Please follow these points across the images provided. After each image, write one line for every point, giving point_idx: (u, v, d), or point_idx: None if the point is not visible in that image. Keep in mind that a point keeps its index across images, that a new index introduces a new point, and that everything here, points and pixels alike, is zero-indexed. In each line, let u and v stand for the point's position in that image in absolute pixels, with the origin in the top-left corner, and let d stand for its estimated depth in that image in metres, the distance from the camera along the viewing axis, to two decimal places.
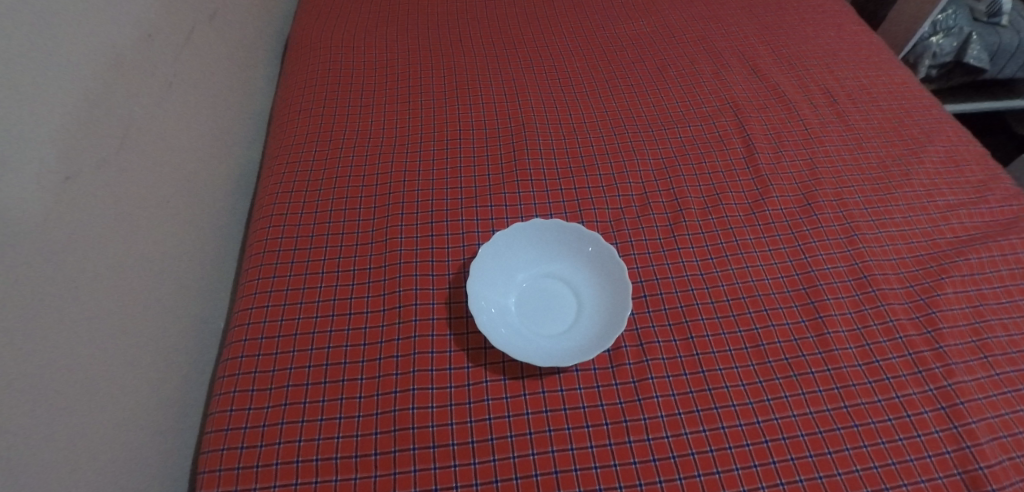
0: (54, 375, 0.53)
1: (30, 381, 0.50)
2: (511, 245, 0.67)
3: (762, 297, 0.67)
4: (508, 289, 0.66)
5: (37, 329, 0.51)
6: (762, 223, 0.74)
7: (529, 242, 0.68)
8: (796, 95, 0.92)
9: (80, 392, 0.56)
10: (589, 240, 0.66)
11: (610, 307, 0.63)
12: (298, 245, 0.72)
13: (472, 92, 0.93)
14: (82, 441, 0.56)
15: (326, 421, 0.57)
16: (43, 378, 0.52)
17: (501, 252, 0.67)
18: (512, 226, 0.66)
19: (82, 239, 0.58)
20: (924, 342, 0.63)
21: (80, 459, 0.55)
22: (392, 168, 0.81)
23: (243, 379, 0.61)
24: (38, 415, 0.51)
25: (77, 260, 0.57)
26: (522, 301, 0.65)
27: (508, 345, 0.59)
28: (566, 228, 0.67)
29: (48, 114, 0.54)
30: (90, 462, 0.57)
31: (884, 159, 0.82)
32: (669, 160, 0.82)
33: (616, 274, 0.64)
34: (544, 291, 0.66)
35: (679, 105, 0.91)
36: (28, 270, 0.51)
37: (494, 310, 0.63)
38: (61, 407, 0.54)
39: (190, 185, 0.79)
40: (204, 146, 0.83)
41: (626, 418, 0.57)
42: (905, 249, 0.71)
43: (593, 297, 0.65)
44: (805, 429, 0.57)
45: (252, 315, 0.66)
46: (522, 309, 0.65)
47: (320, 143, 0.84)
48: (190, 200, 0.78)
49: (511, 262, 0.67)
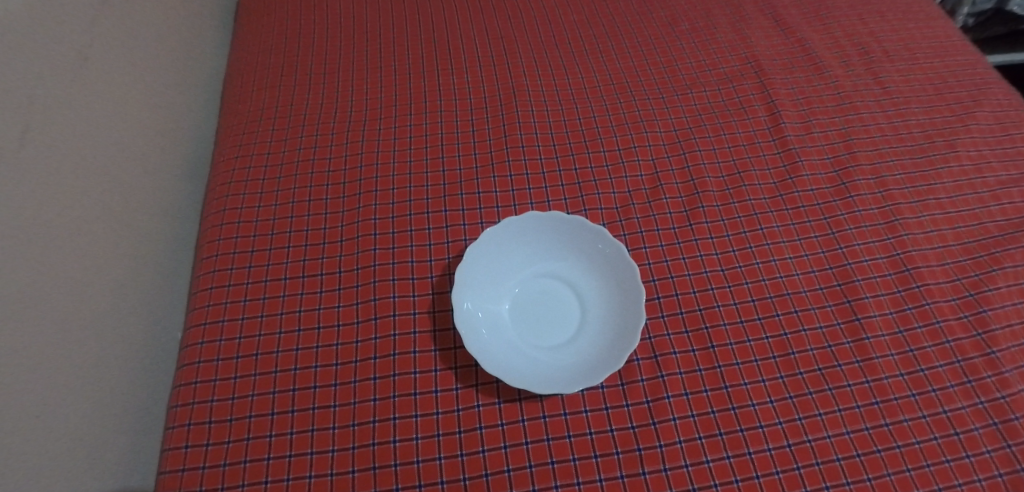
0: None
1: None
2: (504, 245, 0.58)
3: (792, 296, 0.58)
4: (502, 297, 0.57)
5: None
6: (790, 208, 0.64)
7: (525, 240, 0.59)
8: (826, 52, 0.81)
9: None
10: (594, 236, 0.57)
11: (620, 317, 0.54)
12: (257, 246, 0.62)
13: (454, 55, 0.81)
14: None
15: (295, 457, 0.50)
16: None
17: (493, 254, 0.58)
18: (504, 223, 0.57)
19: None
20: (974, 347, 0.55)
21: None
22: (364, 149, 0.70)
23: (198, 409, 0.52)
24: None
25: None
26: (518, 311, 0.57)
27: (502, 367, 0.51)
28: (568, 223, 0.58)
29: None
30: None
31: (926, 128, 0.72)
32: (683, 133, 0.72)
33: (627, 277, 0.55)
34: (543, 298, 0.58)
35: (694, 65, 0.80)
36: None
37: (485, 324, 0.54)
38: None
39: (103, 174, 0.68)
40: (117, 127, 0.71)
41: (640, 445, 0.50)
42: (951, 235, 0.63)
43: (601, 304, 0.57)
44: (841, 452, 0.50)
45: (206, 334, 0.56)
46: (518, 321, 0.56)
47: (280, 120, 0.73)
48: (106, 192, 0.68)
49: (505, 266, 0.58)
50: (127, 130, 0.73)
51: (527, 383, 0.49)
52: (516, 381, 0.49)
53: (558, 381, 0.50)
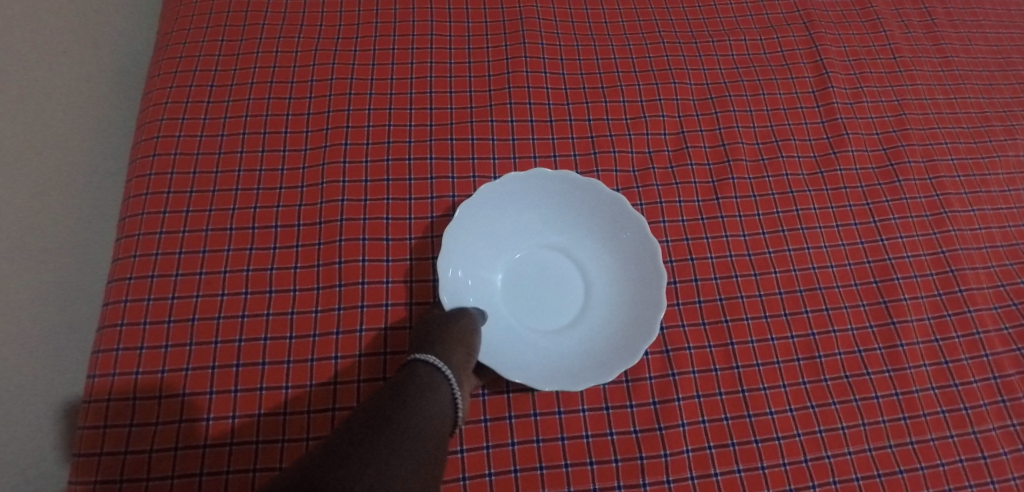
0: None
1: None
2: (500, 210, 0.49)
3: (824, 291, 0.52)
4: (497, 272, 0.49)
5: None
6: (831, 188, 0.56)
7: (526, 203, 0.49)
8: (883, 6, 0.70)
9: None
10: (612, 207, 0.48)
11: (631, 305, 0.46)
12: (197, 184, 0.51)
13: None
14: None
15: (237, 447, 0.41)
16: None
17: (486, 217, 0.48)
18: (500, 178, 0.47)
19: None
20: (1012, 362, 0.50)
21: None
22: (336, 72, 0.58)
23: (120, 383, 0.42)
24: None
25: None
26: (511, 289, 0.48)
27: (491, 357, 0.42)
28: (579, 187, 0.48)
29: None
30: None
31: (985, 108, 0.63)
32: (715, 87, 0.61)
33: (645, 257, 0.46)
34: (543, 275, 0.49)
35: (733, 7, 0.68)
36: None
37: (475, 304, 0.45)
38: None
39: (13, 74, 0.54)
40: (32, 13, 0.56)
41: (642, 453, 0.43)
42: (1000, 235, 0.56)
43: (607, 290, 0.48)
44: (861, 471, 0.45)
45: (131, 290, 0.45)
46: (512, 301, 0.48)
47: (232, 26, 0.59)
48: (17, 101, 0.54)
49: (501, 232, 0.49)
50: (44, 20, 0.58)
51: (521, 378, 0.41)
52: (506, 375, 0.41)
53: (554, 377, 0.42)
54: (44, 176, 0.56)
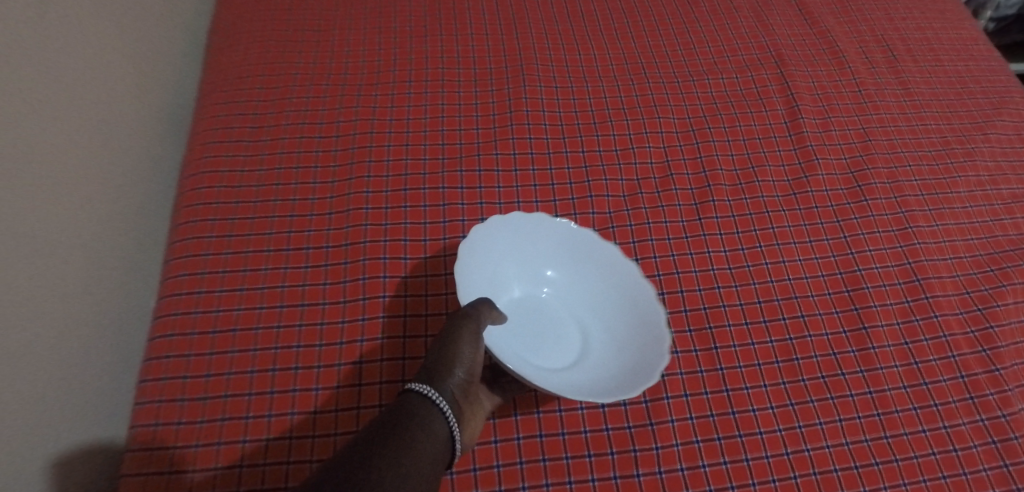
0: None
1: None
2: (511, 243, 0.54)
3: (800, 300, 0.57)
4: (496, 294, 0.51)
5: None
6: (803, 207, 0.62)
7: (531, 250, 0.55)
8: (849, 46, 0.77)
9: None
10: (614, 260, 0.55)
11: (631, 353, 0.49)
12: (239, 211, 0.56)
13: (459, 20, 0.76)
14: None
15: (275, 442, 0.42)
16: None
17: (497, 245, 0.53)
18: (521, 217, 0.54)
19: None
20: (979, 363, 0.54)
21: None
22: (360, 114, 0.65)
23: (169, 386, 0.44)
24: None
25: None
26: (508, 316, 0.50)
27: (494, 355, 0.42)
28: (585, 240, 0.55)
29: None
30: None
31: (945, 133, 0.70)
32: (697, 121, 0.68)
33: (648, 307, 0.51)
34: (543, 319, 0.52)
35: (711, 51, 0.76)
36: None
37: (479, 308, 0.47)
38: None
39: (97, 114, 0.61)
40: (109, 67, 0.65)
41: (635, 446, 0.48)
42: (964, 247, 0.61)
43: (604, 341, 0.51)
44: (840, 462, 0.48)
45: (181, 304, 0.49)
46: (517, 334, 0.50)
47: (269, 77, 0.68)
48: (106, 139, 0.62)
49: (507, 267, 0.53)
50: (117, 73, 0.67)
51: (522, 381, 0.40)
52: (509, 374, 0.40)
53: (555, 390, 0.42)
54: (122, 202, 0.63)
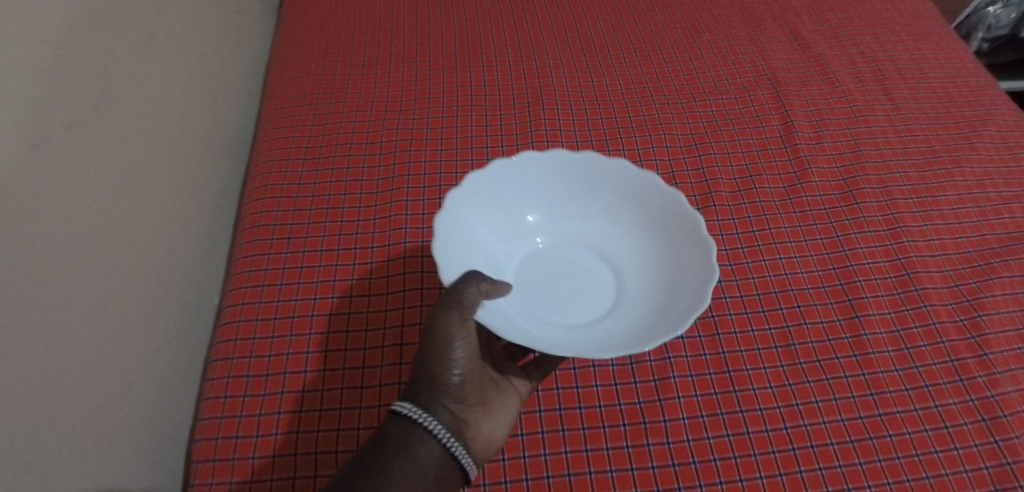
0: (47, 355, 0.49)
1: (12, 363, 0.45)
2: (494, 206, 0.59)
3: (795, 292, 0.63)
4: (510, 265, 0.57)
5: (25, 304, 0.47)
6: (798, 211, 0.69)
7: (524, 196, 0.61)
8: (839, 67, 0.85)
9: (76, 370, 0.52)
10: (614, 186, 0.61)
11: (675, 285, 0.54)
12: (296, 219, 0.66)
13: (484, 53, 0.86)
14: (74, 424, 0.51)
15: (326, 411, 0.51)
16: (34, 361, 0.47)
17: (480, 209, 0.58)
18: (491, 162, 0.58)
19: (64, 203, 0.52)
20: (968, 348, 0.59)
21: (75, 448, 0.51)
22: (398, 136, 0.75)
23: (237, 364, 0.54)
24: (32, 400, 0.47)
25: (64, 227, 0.52)
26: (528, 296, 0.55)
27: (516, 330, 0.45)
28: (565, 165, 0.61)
29: (14, 65, 0.47)
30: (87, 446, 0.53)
31: (933, 143, 0.75)
32: (698, 136, 0.76)
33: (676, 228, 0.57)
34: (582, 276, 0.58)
35: (712, 74, 0.84)
36: (24, 244, 0.47)
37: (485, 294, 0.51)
38: (60, 390, 0.50)
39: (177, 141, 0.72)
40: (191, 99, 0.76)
41: (645, 419, 0.54)
42: (953, 245, 0.66)
43: (647, 289, 0.56)
44: (835, 437, 0.53)
45: (247, 295, 0.59)
46: (564, 300, 0.56)
47: (320, 106, 0.78)
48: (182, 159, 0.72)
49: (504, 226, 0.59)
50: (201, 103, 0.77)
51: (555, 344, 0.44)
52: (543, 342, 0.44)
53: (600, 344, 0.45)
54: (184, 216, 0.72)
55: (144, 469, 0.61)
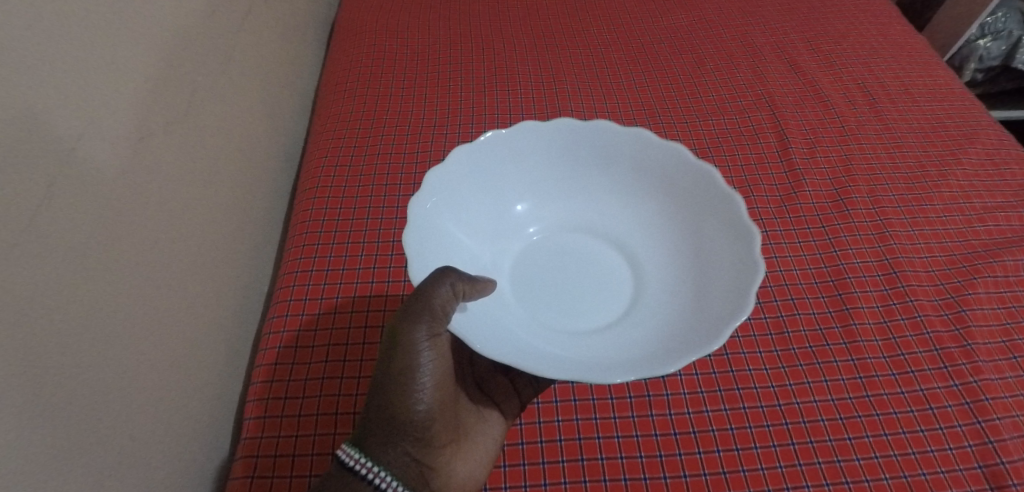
0: (134, 321, 0.57)
1: (110, 324, 0.53)
2: (475, 184, 0.66)
3: (789, 287, 0.69)
4: (501, 239, 0.67)
5: (123, 275, 0.55)
6: (792, 216, 0.76)
7: (518, 166, 0.69)
8: (833, 92, 0.92)
9: (155, 338, 0.60)
10: (626, 159, 0.69)
11: (699, 293, 0.58)
12: (342, 216, 0.76)
13: (509, 78, 0.96)
14: (150, 384, 0.59)
15: (363, 378, 0.62)
16: (125, 324, 0.55)
17: (465, 189, 0.65)
18: (478, 142, 0.65)
19: (158, 194, 0.61)
20: (952, 339, 0.63)
21: (149, 404, 0.59)
22: (433, 148, 0.85)
23: (288, 335, 0.65)
24: (122, 359, 0.54)
25: (155, 214, 0.60)
26: (535, 300, 0.62)
27: (521, 356, 0.49)
28: (561, 135, 0.68)
29: (134, 78, 0.57)
30: (157, 406, 0.60)
31: (921, 159, 0.81)
32: (701, 150, 0.84)
33: (710, 226, 0.62)
34: (595, 280, 0.65)
35: (715, 98, 0.92)
36: (126, 225, 0.56)
37: (483, 314, 0.55)
38: (142, 352, 0.57)
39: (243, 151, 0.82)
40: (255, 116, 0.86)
41: (649, 393, 0.62)
42: (939, 248, 0.71)
43: (663, 297, 0.61)
44: (826, 414, 0.59)
45: (298, 279, 0.70)
46: (588, 305, 0.62)
47: (364, 121, 0.88)
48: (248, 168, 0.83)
49: (497, 199, 0.68)
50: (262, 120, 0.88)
51: (562, 370, 0.47)
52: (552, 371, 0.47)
53: (611, 369, 0.48)
54: (244, 217, 0.81)
55: (196, 434, 0.67)
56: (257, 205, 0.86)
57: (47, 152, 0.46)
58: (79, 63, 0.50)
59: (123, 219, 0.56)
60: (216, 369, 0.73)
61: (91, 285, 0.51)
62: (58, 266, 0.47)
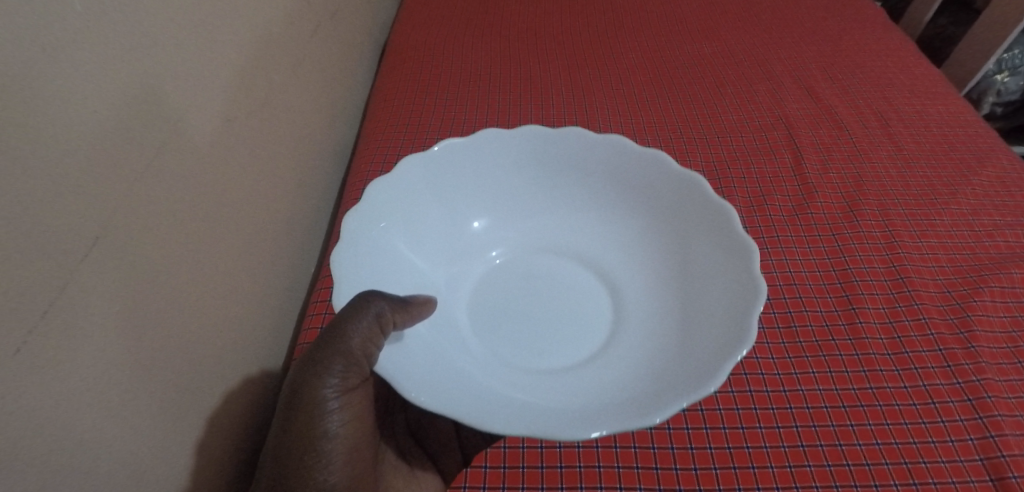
0: (208, 276, 0.66)
1: (190, 272, 0.62)
2: (434, 196, 0.73)
3: (798, 287, 0.72)
4: (459, 242, 0.74)
5: (202, 234, 0.65)
6: (803, 224, 0.80)
7: (478, 172, 0.75)
8: (848, 116, 0.98)
9: (222, 294, 0.69)
10: (601, 167, 0.75)
11: (685, 327, 0.61)
12: None
13: (543, 95, 1.05)
14: (217, 334, 0.67)
15: None
16: (200, 276, 0.64)
17: (425, 199, 0.72)
18: (434, 150, 0.71)
19: (232, 170, 0.71)
20: (956, 341, 0.65)
21: (215, 352, 0.67)
22: None
23: None
24: (196, 305, 0.63)
25: (229, 187, 0.70)
26: (495, 331, 0.66)
27: (471, 407, 0.49)
28: (521, 142, 0.75)
29: (221, 70, 0.68)
30: (220, 355, 0.68)
31: (932, 179, 0.86)
32: (719, 164, 0.90)
33: (699, 263, 0.65)
34: (568, 320, 0.68)
35: (734, 117, 0.99)
36: (207, 193, 0.65)
37: (431, 359, 0.56)
38: (211, 304, 0.66)
39: (304, 146, 0.92)
40: (316, 118, 0.97)
41: None
42: (946, 259, 0.75)
43: (640, 339, 0.64)
44: (829, 402, 0.61)
45: None
46: (555, 347, 0.65)
47: (409, 127, 0.97)
48: (305, 162, 0.93)
49: (455, 204, 0.75)
50: (321, 122, 0.99)
51: (515, 423, 0.47)
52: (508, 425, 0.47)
53: (572, 423, 0.48)
54: (299, 205, 0.91)
55: (248, 392, 0.75)
56: (310, 197, 0.96)
57: (148, 125, 0.56)
58: (177, 58, 0.61)
59: (203, 191, 0.65)
60: (267, 337, 0.80)
61: (177, 237, 0.60)
62: (152, 220, 0.56)
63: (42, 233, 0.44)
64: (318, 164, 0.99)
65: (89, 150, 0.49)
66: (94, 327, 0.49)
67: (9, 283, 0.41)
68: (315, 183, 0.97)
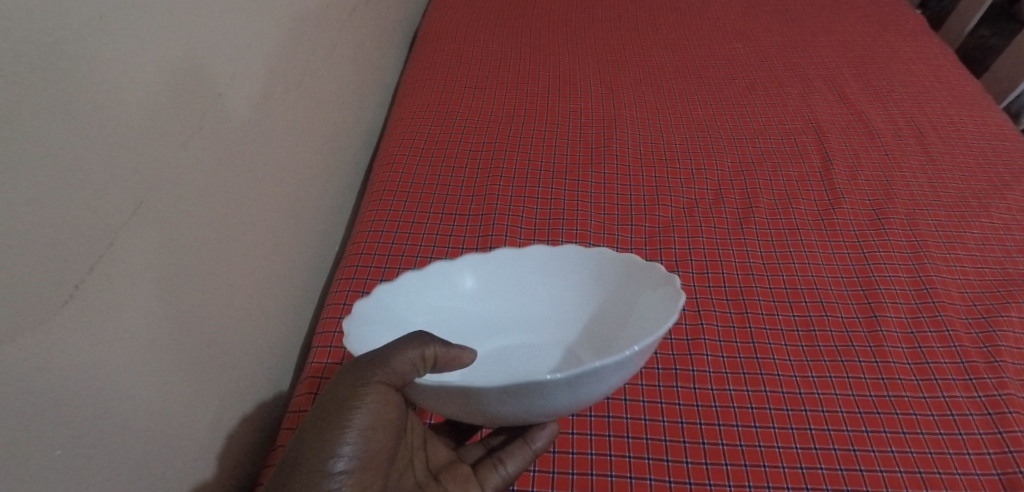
0: (240, 246, 0.68)
1: (223, 240, 0.64)
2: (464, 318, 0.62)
3: (819, 291, 0.72)
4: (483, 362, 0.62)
5: (236, 204, 0.67)
6: (829, 229, 0.80)
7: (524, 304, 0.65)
8: (881, 124, 0.96)
9: (253, 264, 0.71)
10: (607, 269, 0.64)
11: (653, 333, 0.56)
12: (413, 187, 0.84)
13: (572, 87, 1.05)
14: (246, 302, 0.70)
15: None
16: (233, 245, 0.66)
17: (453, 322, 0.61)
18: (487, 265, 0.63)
19: (266, 145, 0.73)
20: (979, 355, 0.64)
21: (246, 320, 0.69)
22: (497, 139, 0.93)
23: (360, 269, 0.72)
24: (228, 273, 0.65)
25: (262, 161, 0.72)
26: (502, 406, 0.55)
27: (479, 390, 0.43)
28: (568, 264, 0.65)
29: (261, 47, 0.71)
30: (251, 324, 0.71)
31: (964, 192, 0.84)
32: (745, 165, 0.89)
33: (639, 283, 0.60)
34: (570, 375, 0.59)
35: (763, 119, 0.98)
36: (241, 164, 0.68)
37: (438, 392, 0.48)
38: (242, 273, 0.68)
39: (335, 127, 0.94)
40: (349, 100, 0.99)
41: (676, 366, 0.64)
42: (974, 272, 0.74)
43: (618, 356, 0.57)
44: (845, 407, 0.60)
45: (371, 228, 0.78)
46: None
47: (439, 113, 0.99)
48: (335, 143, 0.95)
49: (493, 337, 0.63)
50: (352, 105, 1.01)
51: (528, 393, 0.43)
52: (572, 371, 0.42)
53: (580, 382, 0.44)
54: (328, 184, 0.93)
55: (278, 363, 0.77)
56: (339, 177, 0.98)
57: (188, 97, 0.58)
58: (219, 32, 0.63)
59: (239, 164, 0.67)
60: (295, 311, 0.83)
61: (213, 205, 0.62)
62: (191, 186, 0.59)
63: (93, 194, 0.46)
64: (348, 145, 1.01)
65: (137, 114, 0.51)
66: (136, 283, 0.51)
67: (58, 236, 0.43)
68: (344, 164, 0.99)
